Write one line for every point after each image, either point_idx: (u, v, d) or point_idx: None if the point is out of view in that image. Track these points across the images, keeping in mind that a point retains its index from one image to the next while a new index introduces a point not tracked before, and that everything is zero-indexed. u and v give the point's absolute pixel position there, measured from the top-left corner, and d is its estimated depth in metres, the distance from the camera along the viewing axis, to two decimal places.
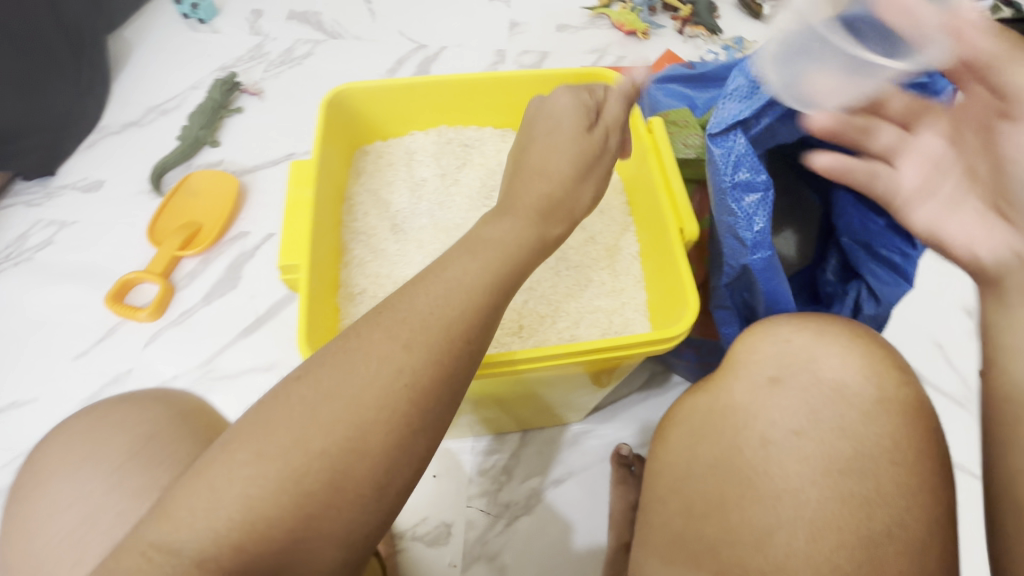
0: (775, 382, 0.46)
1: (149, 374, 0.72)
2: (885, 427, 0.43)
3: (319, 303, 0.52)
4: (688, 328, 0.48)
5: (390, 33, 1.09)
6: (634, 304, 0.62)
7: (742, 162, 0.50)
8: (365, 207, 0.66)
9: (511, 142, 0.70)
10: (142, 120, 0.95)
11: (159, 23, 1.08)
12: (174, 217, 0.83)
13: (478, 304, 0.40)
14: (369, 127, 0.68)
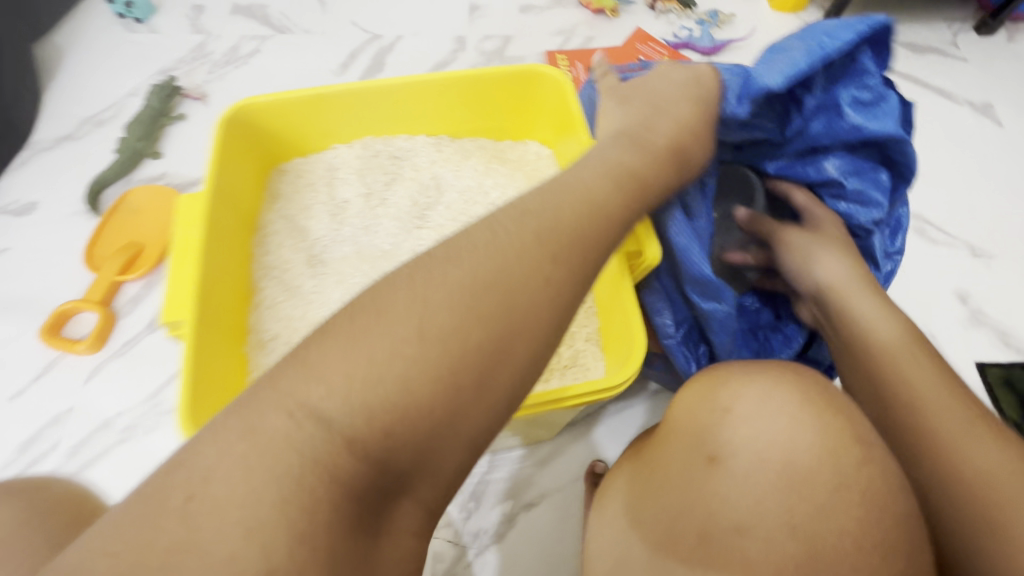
0: (714, 462, 0.42)
1: (91, 412, 0.68)
2: (849, 520, 0.38)
3: (213, 356, 0.48)
4: (630, 379, 0.49)
5: (342, 25, 1.02)
6: (584, 334, 0.61)
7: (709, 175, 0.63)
8: (279, 236, 0.61)
9: (444, 150, 0.67)
10: (77, 133, 0.89)
11: (92, 25, 1.00)
12: (111, 239, 0.77)
13: (450, 357, 0.35)
14: (285, 145, 0.64)
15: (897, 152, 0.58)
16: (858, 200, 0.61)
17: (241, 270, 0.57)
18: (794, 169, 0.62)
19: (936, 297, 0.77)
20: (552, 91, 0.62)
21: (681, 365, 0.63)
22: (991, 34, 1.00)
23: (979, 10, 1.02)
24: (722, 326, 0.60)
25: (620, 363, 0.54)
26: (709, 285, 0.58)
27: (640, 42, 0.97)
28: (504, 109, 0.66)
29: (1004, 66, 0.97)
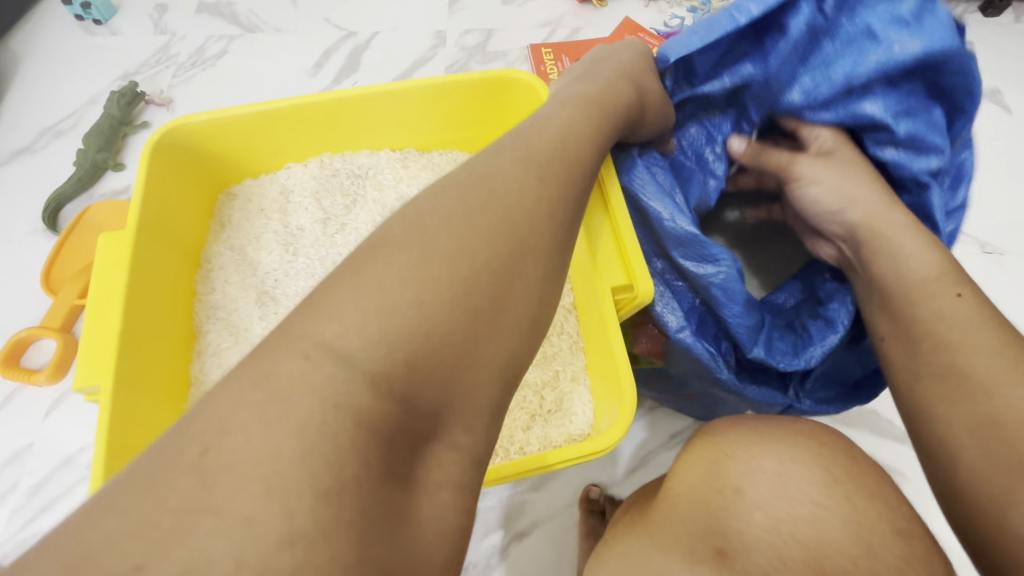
0: (721, 556, 0.39)
1: (52, 448, 0.63)
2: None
3: (139, 415, 0.44)
4: (612, 445, 0.43)
5: (315, 22, 0.96)
6: (571, 374, 0.56)
7: (704, 151, 0.61)
8: (226, 271, 0.57)
9: (410, 166, 0.62)
10: (34, 144, 0.84)
11: (50, 28, 0.95)
12: (71, 259, 0.72)
13: (424, 405, 0.29)
14: (230, 167, 0.59)
15: (954, 76, 0.51)
16: (911, 145, 0.54)
17: (179, 313, 0.53)
18: (830, 120, 0.55)
19: None
20: (526, 95, 0.55)
21: (709, 366, 0.54)
22: (999, 15, 0.95)
23: None
24: (729, 296, 0.54)
25: (608, 415, 0.49)
26: (696, 245, 0.52)
27: (629, 33, 0.92)
28: (472, 119, 0.61)
29: (1013, 49, 0.92)
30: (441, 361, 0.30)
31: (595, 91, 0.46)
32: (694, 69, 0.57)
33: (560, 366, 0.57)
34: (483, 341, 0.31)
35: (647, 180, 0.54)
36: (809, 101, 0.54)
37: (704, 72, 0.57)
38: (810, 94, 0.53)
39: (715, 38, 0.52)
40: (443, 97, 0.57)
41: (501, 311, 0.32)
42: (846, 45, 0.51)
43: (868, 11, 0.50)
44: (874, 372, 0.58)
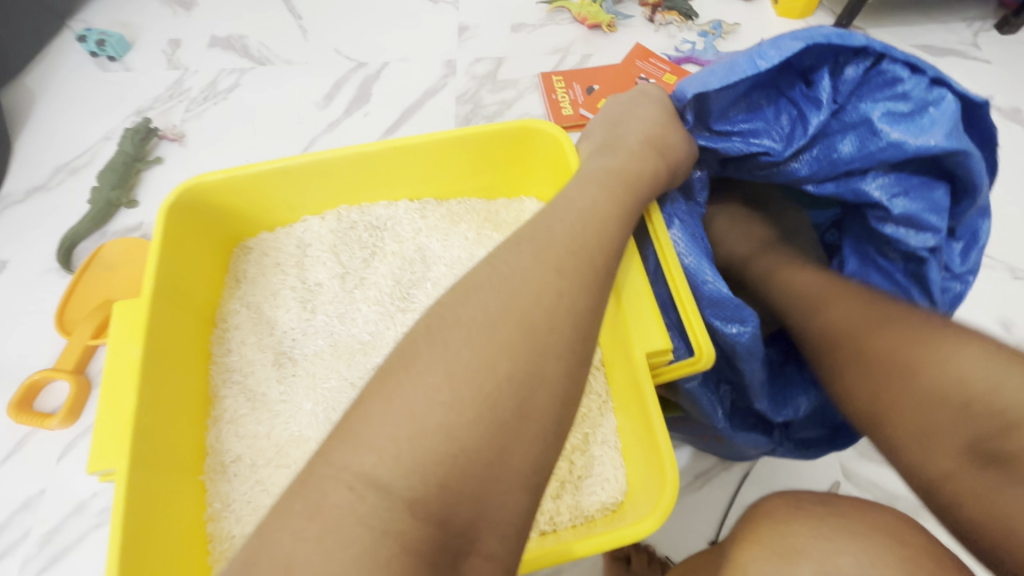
0: None
1: (64, 495, 0.62)
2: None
3: (157, 497, 0.43)
4: (658, 524, 0.40)
5: (325, 52, 0.97)
6: (600, 435, 0.52)
7: (700, 187, 0.61)
8: (243, 332, 0.56)
9: (428, 216, 0.61)
10: (49, 182, 0.84)
11: (66, 65, 0.96)
12: (85, 299, 0.72)
13: (464, 496, 0.31)
14: (246, 222, 0.58)
15: (957, 168, 0.52)
16: (908, 224, 0.55)
17: (197, 377, 0.52)
18: (831, 192, 0.58)
19: (979, 326, 0.70)
20: (548, 145, 0.55)
21: (706, 411, 0.54)
22: (1015, 31, 0.94)
23: (1000, 7, 0.96)
24: (751, 356, 0.52)
25: (646, 484, 0.46)
26: (728, 306, 0.51)
27: (640, 59, 0.91)
28: (493, 167, 0.60)
29: None
30: (484, 454, 0.32)
31: (619, 164, 0.48)
32: (708, 110, 0.56)
33: (588, 428, 0.53)
34: (515, 446, 0.32)
35: (678, 228, 0.53)
36: (813, 172, 0.57)
37: (719, 112, 0.57)
38: (809, 165, 0.57)
39: (733, 80, 0.52)
40: (464, 149, 0.57)
41: (532, 400, 0.33)
42: (848, 128, 0.55)
43: (869, 103, 0.53)
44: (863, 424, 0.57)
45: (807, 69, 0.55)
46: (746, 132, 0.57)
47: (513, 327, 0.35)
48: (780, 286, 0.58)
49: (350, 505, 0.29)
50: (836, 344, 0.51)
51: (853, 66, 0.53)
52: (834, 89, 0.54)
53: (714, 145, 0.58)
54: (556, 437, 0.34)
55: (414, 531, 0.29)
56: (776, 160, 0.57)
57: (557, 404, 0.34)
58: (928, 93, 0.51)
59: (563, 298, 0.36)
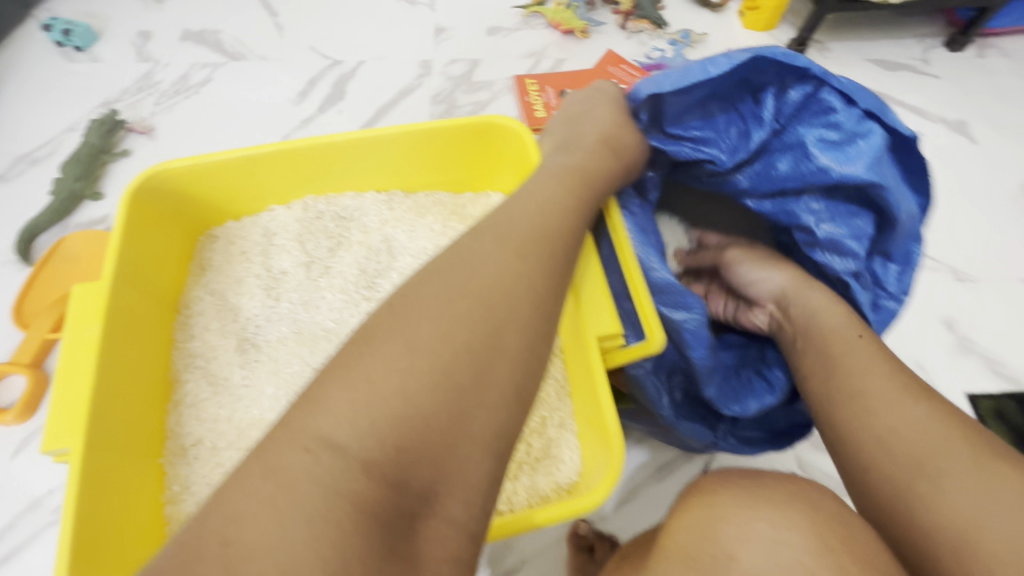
0: None
1: (18, 492, 0.61)
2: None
3: (112, 481, 0.42)
4: (607, 495, 0.42)
5: (300, 49, 0.97)
6: (558, 419, 0.53)
7: (652, 187, 0.63)
8: (206, 318, 0.56)
9: (395, 208, 0.62)
10: (8, 173, 0.82)
11: (29, 55, 0.94)
12: (44, 292, 0.70)
13: (426, 467, 0.32)
14: (211, 209, 0.58)
15: (879, 198, 0.56)
16: (832, 248, 0.60)
17: (156, 362, 0.52)
18: (768, 210, 0.62)
19: (925, 325, 0.75)
20: (512, 141, 0.57)
21: (651, 396, 0.56)
22: (962, 49, 0.99)
23: (949, 25, 1.01)
24: (697, 340, 0.53)
25: (597, 461, 0.47)
26: (672, 292, 0.53)
27: (611, 64, 0.94)
28: (461, 162, 0.61)
29: (975, 81, 0.96)
30: (448, 427, 0.33)
31: (583, 160, 0.50)
32: (663, 111, 0.57)
33: (546, 412, 0.53)
34: (476, 414, 0.34)
35: (638, 214, 0.57)
36: (754, 186, 0.61)
37: (673, 115, 0.58)
38: (750, 179, 0.60)
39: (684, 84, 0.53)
40: (433, 142, 0.58)
41: (493, 379, 0.35)
42: (787, 148, 0.58)
43: (805, 127, 0.57)
44: (798, 427, 0.61)
45: (755, 86, 0.57)
46: (697, 139, 0.58)
47: (471, 303, 0.36)
48: (762, 309, 0.62)
49: (307, 468, 0.30)
50: (925, 456, 0.43)
51: (796, 89, 0.56)
52: (777, 109, 0.57)
53: (665, 147, 0.59)
54: (514, 407, 0.36)
55: (379, 499, 0.31)
56: (720, 171, 0.60)
57: (514, 377, 0.36)
58: (860, 124, 0.54)
59: (521, 278, 0.38)
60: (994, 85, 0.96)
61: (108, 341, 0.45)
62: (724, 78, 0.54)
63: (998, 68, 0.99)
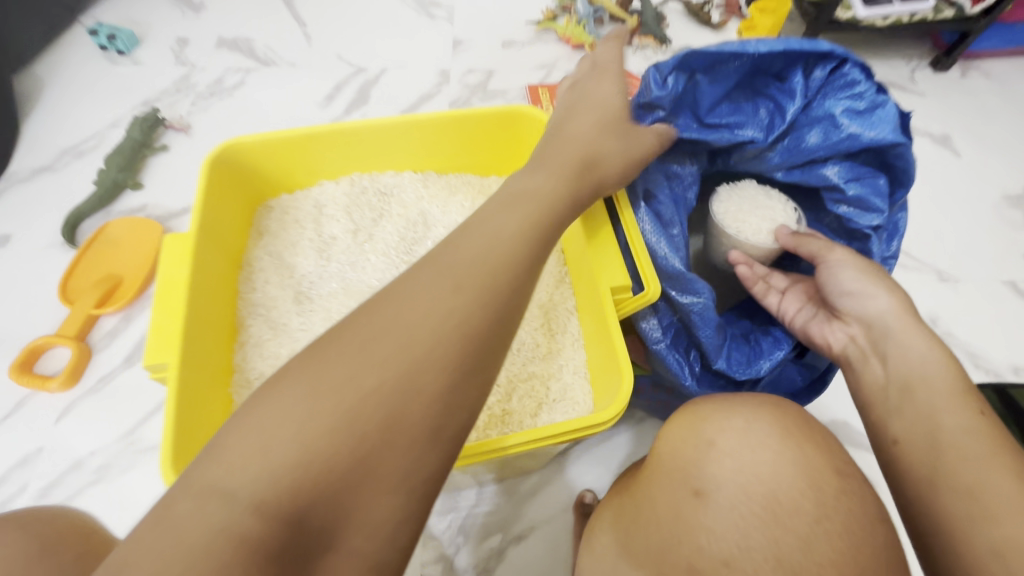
0: (700, 495, 0.41)
1: (62, 452, 0.65)
2: (828, 555, 0.38)
3: (196, 398, 0.47)
4: (620, 414, 0.44)
5: (327, 57, 1.03)
6: (573, 366, 0.57)
7: (687, 186, 0.63)
8: (265, 274, 0.61)
9: (431, 186, 0.68)
10: (54, 163, 0.88)
11: (75, 57, 1.00)
12: (88, 272, 0.76)
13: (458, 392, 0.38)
14: (270, 180, 0.63)
15: (896, 158, 0.58)
16: (859, 206, 0.60)
17: (227, 306, 0.57)
18: (797, 179, 0.63)
19: None
20: (536, 129, 0.61)
21: (674, 369, 0.56)
22: (947, 69, 1.06)
23: (933, 47, 1.08)
24: (705, 320, 0.54)
25: (607, 396, 0.50)
26: (681, 279, 0.54)
27: None
28: (491, 148, 0.66)
29: (958, 99, 1.03)
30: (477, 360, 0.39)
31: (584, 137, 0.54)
32: (698, 101, 0.58)
33: (561, 360, 0.57)
34: (381, 457, 0.35)
35: (667, 203, 0.58)
36: (786, 160, 0.61)
37: (707, 104, 0.58)
38: (781, 154, 0.61)
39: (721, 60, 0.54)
40: (469, 128, 0.63)
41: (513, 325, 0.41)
42: (814, 121, 0.59)
43: (831, 100, 0.58)
44: (816, 381, 0.61)
45: (778, 69, 0.59)
46: (732, 124, 0.59)
47: (390, 345, 0.37)
48: (846, 328, 0.55)
49: (194, 511, 0.31)
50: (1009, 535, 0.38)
51: (820, 68, 0.57)
52: (805, 84, 0.58)
53: (706, 136, 0.58)
54: (435, 445, 0.37)
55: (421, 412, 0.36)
56: (751, 150, 0.61)
57: (428, 419, 0.36)
58: (879, 93, 0.56)
59: (454, 315, 0.39)
60: (975, 103, 1.03)
61: (196, 283, 0.50)
62: (755, 57, 0.55)
63: (980, 87, 1.05)
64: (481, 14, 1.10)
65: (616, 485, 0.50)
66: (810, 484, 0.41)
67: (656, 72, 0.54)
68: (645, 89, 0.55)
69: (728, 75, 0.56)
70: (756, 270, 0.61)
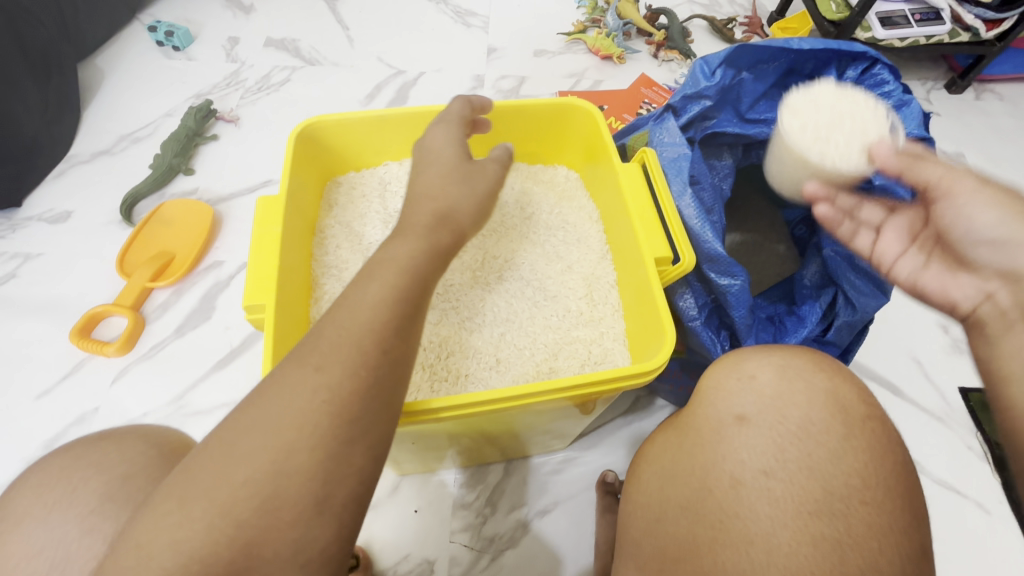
0: (741, 420, 0.43)
1: (117, 412, 0.70)
2: (854, 464, 0.40)
3: (284, 338, 0.51)
4: (666, 362, 0.46)
5: (369, 59, 1.09)
6: (613, 334, 0.60)
7: (722, 176, 0.66)
8: (336, 240, 0.66)
9: None
10: (112, 148, 0.94)
11: (133, 51, 1.07)
12: (142, 247, 0.80)
13: None
14: (341, 159, 0.68)
15: None
16: None
17: (305, 265, 0.61)
18: None
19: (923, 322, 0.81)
20: (586, 124, 0.65)
21: (706, 345, 0.59)
22: (962, 91, 1.10)
23: (950, 70, 1.13)
24: (739, 302, 0.57)
25: (648, 357, 0.52)
26: (722, 262, 0.55)
27: (644, 86, 1.06)
28: (543, 138, 0.70)
29: (972, 120, 1.07)
30: None
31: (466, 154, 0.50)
32: (741, 98, 0.63)
33: (602, 329, 0.60)
34: (268, 533, 0.34)
35: (709, 191, 0.60)
36: None
37: (750, 101, 0.64)
38: None
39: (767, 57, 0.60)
40: (523, 119, 0.66)
41: None
42: None
43: None
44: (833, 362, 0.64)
45: (813, 71, 0.65)
46: (769, 120, 0.65)
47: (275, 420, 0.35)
48: (983, 276, 0.42)
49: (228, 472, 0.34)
50: None
51: (852, 69, 0.63)
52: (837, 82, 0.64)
53: (747, 128, 0.64)
54: (326, 513, 0.35)
55: None
56: None
57: None
58: (906, 93, 0.61)
59: (318, 394, 0.36)
60: (988, 124, 1.07)
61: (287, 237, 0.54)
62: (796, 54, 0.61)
63: (995, 109, 1.09)
64: (515, 24, 1.16)
65: (644, 447, 0.52)
66: (839, 407, 0.43)
67: (707, 65, 0.59)
68: (694, 80, 0.60)
69: (768, 73, 0.63)
70: (839, 205, 0.51)
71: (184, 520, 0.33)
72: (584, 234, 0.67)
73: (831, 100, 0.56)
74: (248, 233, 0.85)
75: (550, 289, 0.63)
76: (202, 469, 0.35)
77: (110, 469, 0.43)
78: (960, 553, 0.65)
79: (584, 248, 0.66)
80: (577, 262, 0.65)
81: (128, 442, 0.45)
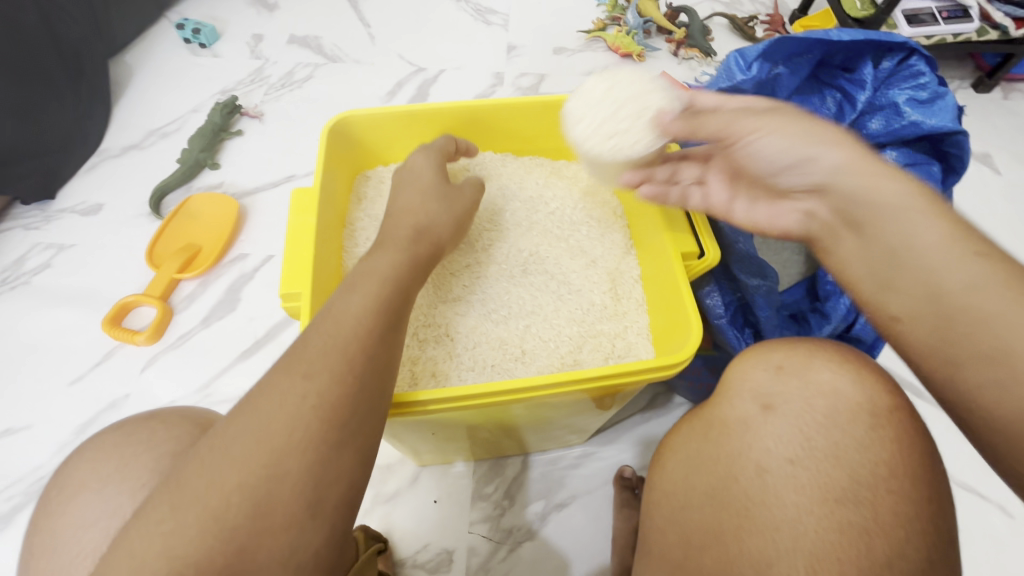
0: (768, 408, 0.43)
1: (147, 399, 0.72)
2: (882, 454, 0.40)
3: None
4: (693, 354, 0.46)
5: (389, 56, 1.11)
6: (637, 328, 0.60)
7: None
8: (365, 231, 0.67)
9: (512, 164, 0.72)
10: (141, 143, 0.96)
11: (160, 47, 1.09)
12: (170, 240, 0.82)
13: None
14: (370, 153, 0.69)
15: (953, 146, 0.59)
16: None
17: (336, 257, 0.62)
18: None
19: None
20: None
21: (731, 342, 0.60)
22: (989, 91, 1.08)
23: (977, 69, 1.11)
24: (767, 302, 0.57)
25: (672, 350, 0.52)
26: (752, 263, 0.56)
27: None
28: None
29: (999, 119, 1.05)
30: None
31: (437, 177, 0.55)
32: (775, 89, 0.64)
33: (626, 323, 0.60)
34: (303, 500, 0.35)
35: None
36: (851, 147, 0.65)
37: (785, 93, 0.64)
38: None
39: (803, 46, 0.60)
40: (547, 114, 0.67)
41: None
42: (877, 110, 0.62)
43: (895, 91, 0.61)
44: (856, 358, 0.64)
45: (849, 62, 0.64)
46: None
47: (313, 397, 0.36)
48: (799, 195, 0.45)
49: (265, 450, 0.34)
50: None
51: (888, 60, 0.62)
52: (873, 73, 0.62)
53: None
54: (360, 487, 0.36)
55: None
56: None
57: None
58: (942, 85, 0.59)
59: (306, 400, 0.37)
60: (1017, 124, 1.05)
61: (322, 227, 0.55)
62: (833, 44, 0.60)
63: None
64: (534, 22, 1.16)
65: (666, 440, 0.52)
66: (866, 398, 0.43)
67: (744, 57, 0.61)
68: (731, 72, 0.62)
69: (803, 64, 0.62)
70: (660, 179, 0.53)
71: (225, 493, 0.34)
72: (608, 230, 0.68)
73: (597, 85, 0.51)
74: (272, 226, 0.87)
75: (572, 283, 0.64)
76: (239, 449, 0.36)
77: (147, 451, 0.45)
78: (982, 557, 0.64)
79: (608, 243, 0.66)
80: (601, 257, 0.65)
81: (167, 426, 0.47)
